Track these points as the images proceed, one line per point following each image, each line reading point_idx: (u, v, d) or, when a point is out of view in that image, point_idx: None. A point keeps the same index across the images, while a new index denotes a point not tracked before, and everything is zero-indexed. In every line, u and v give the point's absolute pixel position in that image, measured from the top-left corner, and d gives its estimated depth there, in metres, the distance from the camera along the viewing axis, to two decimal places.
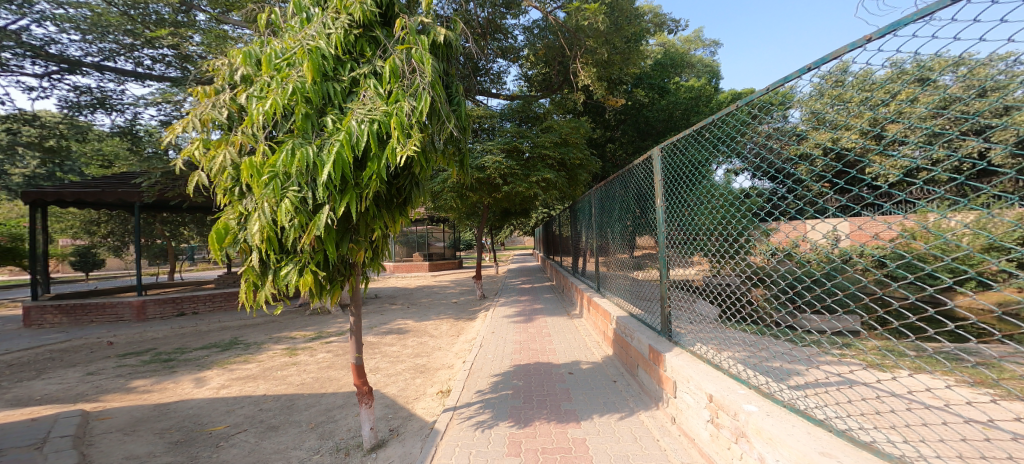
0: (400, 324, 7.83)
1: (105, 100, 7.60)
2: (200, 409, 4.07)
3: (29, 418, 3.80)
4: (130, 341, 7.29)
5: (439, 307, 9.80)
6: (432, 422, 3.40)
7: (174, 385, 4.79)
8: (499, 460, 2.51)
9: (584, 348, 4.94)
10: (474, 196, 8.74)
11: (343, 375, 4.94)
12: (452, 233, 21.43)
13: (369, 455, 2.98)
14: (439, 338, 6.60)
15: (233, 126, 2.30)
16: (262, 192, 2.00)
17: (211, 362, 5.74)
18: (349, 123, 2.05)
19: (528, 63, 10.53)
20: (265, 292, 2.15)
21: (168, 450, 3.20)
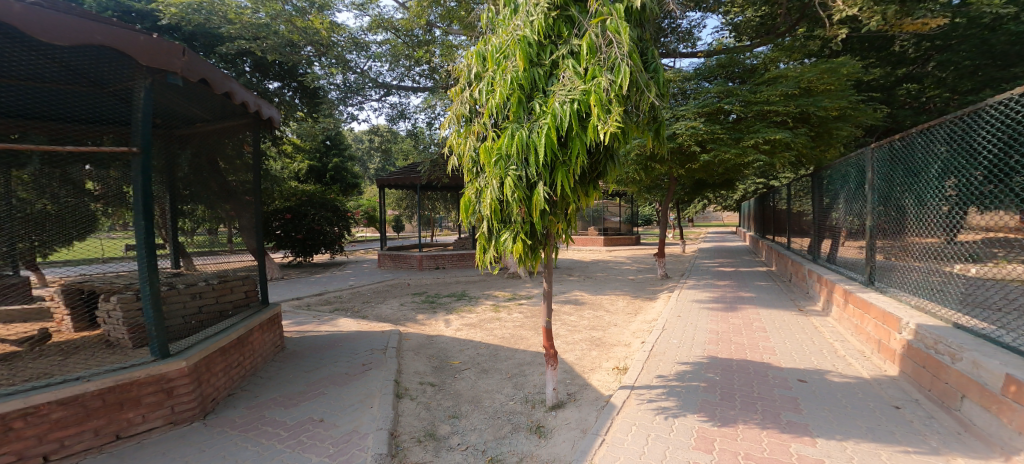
0: (575, 295, 8.16)
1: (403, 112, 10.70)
2: (446, 345, 5.26)
3: (381, 330, 5.87)
4: (419, 283, 10.14)
5: (614, 282, 9.75)
6: (607, 397, 3.42)
7: (433, 323, 6.34)
8: (686, 452, 2.35)
9: (834, 356, 3.90)
10: (660, 168, 8.07)
11: (530, 336, 5.50)
12: (629, 207, 20.72)
13: (550, 413, 3.25)
14: (613, 315, 6.54)
15: (473, 118, 2.71)
16: (491, 171, 2.35)
17: (452, 308, 7.28)
18: (553, 105, 2.16)
19: (732, 10, 8.83)
20: (489, 255, 2.54)
21: (432, 373, 4.29)
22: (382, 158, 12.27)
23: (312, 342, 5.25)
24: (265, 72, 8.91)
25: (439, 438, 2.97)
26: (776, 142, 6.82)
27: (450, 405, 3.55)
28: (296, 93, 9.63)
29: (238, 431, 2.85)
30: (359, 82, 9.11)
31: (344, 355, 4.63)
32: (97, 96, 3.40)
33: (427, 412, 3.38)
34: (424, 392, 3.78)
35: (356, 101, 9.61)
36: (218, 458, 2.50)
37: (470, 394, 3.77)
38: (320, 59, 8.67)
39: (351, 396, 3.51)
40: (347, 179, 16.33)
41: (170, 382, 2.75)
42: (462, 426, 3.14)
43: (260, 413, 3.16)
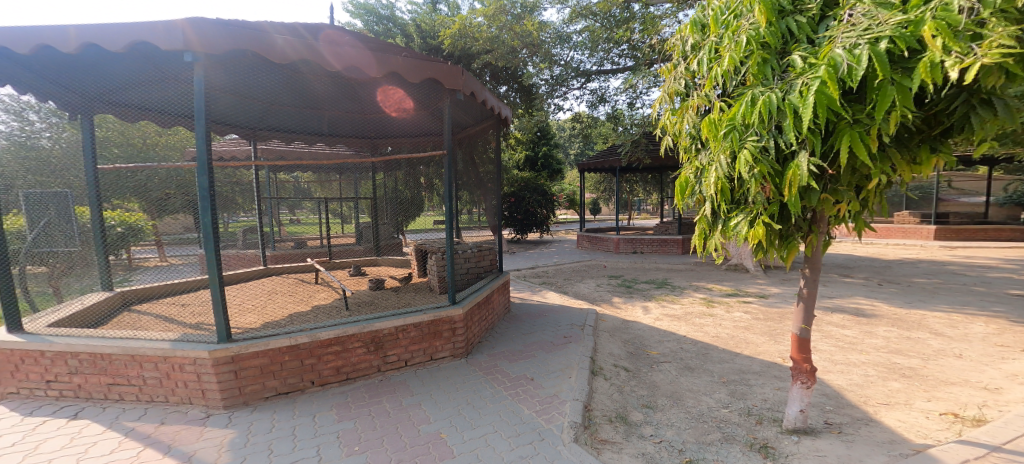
0: (859, 305, 6.41)
1: (603, 97, 10.76)
2: (643, 332, 5.17)
3: (578, 306, 6.28)
4: (614, 265, 10.22)
5: (896, 292, 7.14)
6: (908, 445, 2.61)
7: (629, 308, 6.33)
8: None
9: None
10: None
11: (760, 342, 4.71)
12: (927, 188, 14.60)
13: (789, 436, 2.77)
14: (929, 340, 4.75)
15: (689, 93, 2.47)
16: (720, 147, 2.07)
17: (652, 296, 7.05)
18: (830, 53, 1.66)
19: None
20: (713, 239, 2.32)
21: (626, 357, 4.33)
22: (582, 143, 12.77)
23: (527, 309, 6.19)
24: (497, 79, 10.81)
25: (631, 424, 2.99)
26: None
27: (646, 395, 3.50)
28: (518, 93, 11.13)
29: (482, 373, 3.84)
30: (563, 74, 9.69)
31: (550, 325, 5.28)
32: (421, 116, 5.65)
33: (620, 395, 3.45)
34: (621, 376, 3.84)
35: (561, 92, 10.27)
36: (469, 393, 3.44)
37: (669, 388, 3.60)
38: (534, 58, 9.62)
39: (554, 363, 3.99)
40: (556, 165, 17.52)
41: (455, 324, 4.09)
42: (657, 418, 3.05)
43: (495, 363, 4.09)
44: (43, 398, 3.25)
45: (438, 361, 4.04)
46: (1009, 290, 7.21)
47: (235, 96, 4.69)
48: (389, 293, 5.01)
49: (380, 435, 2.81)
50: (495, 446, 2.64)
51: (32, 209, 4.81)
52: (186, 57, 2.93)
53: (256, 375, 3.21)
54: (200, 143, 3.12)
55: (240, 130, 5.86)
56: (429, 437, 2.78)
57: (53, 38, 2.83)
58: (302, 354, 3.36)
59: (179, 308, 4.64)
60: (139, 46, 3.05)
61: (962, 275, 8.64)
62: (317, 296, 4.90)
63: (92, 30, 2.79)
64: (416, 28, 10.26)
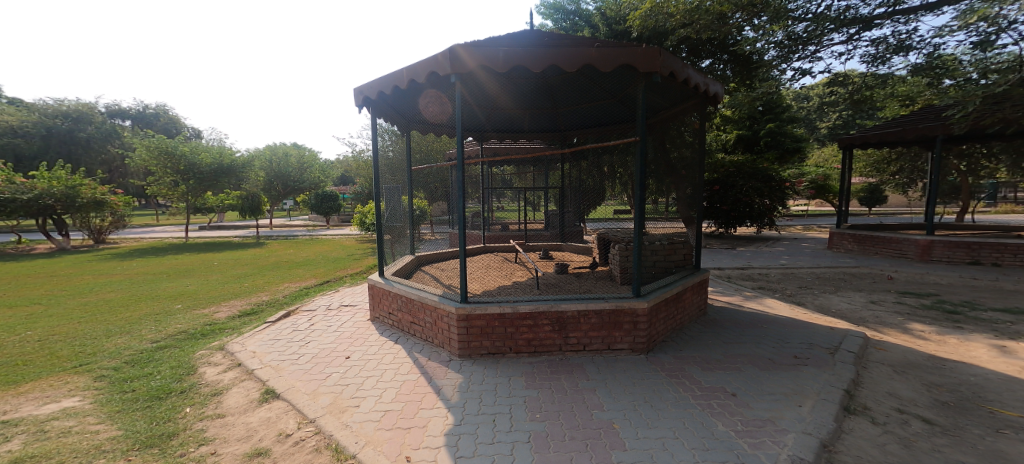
0: None
1: (903, 43, 8.04)
2: (988, 382, 3.54)
3: (828, 325, 5.00)
4: (909, 280, 7.46)
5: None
6: None
7: (960, 344, 4.45)
8: None
9: None
10: None
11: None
12: None
13: None
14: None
15: None
16: None
17: (1015, 333, 4.71)
18: None
19: None
20: None
21: (939, 408, 3.10)
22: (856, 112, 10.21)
23: (735, 317, 5.34)
24: (697, 54, 9.54)
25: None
26: None
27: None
28: (730, 65, 9.55)
29: (664, 374, 3.61)
30: (813, 30, 7.72)
31: (772, 340, 4.44)
32: (614, 104, 5.58)
33: (901, 450, 2.52)
34: (926, 432, 2.76)
35: (805, 52, 8.30)
36: (648, 391, 3.30)
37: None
38: (753, 21, 8.06)
39: (772, 385, 3.36)
40: (786, 145, 14.00)
41: (636, 317, 3.97)
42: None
43: (682, 367, 3.77)
44: (388, 321, 5.07)
45: (616, 351, 4.02)
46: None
47: (478, 107, 5.79)
48: (572, 278, 5.29)
49: (558, 409, 3.06)
50: (674, 453, 2.47)
51: (389, 195, 7.84)
52: (453, 79, 3.79)
53: (478, 334, 3.97)
54: (458, 143, 4.10)
55: (476, 133, 7.06)
56: (602, 424, 2.84)
57: (394, 81, 4.23)
58: (506, 322, 3.95)
59: (439, 271, 6.25)
60: (432, 77, 4.17)
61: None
62: (515, 274, 5.59)
63: (412, 69, 4.00)
64: (600, 16, 10.08)
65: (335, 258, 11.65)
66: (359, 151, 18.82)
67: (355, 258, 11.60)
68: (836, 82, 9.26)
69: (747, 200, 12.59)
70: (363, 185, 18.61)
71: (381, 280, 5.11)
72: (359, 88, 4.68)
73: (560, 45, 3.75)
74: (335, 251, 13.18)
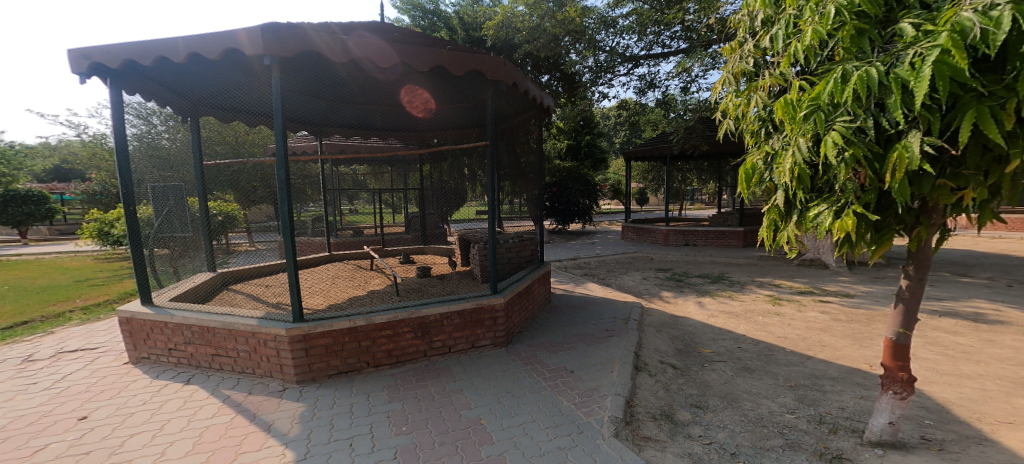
0: (977, 307, 5.69)
1: (653, 82, 10.56)
2: (696, 329, 5.03)
3: (612, 300, 6.23)
4: (660, 259, 9.93)
5: (982, 297, 6.19)
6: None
7: (680, 303, 6.16)
8: None
9: None
10: None
11: (843, 347, 4.36)
12: None
13: (867, 448, 2.57)
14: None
15: (761, 72, 2.24)
16: (798, 129, 1.74)
17: (706, 291, 6.83)
18: (946, 17, 1.36)
19: None
20: (787, 232, 1.99)
21: (674, 355, 4.24)
22: (627, 132, 12.65)
23: (566, 301, 6.20)
24: (540, 69, 10.64)
25: (677, 423, 2.95)
26: None
27: (696, 394, 3.41)
28: (562, 82, 10.98)
29: (521, 362, 3.92)
30: (609, 61, 9.49)
31: (593, 317, 5.32)
32: (469, 108, 5.74)
33: (666, 393, 3.39)
34: (667, 375, 3.75)
35: (606, 79, 10.16)
36: (509, 381, 3.52)
37: (723, 389, 3.48)
38: (576, 46, 9.40)
39: (596, 357, 4.01)
40: (595, 154, 16.71)
41: (496, 312, 4.17)
42: (706, 419, 2.98)
43: (534, 354, 4.14)
44: (166, 361, 3.91)
45: (479, 348, 4.15)
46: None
47: (304, 94, 5.11)
48: (435, 281, 5.20)
49: (425, 416, 2.98)
50: (534, 435, 2.71)
51: (157, 199, 5.62)
52: (266, 60, 3.23)
53: (323, 354, 3.53)
54: (279, 137, 3.50)
55: (313, 126, 6.31)
56: (470, 422, 2.89)
57: (162, 50, 3.26)
58: (359, 336, 3.61)
59: (264, 289, 5.27)
60: (231, 54, 3.41)
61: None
62: (370, 282, 5.21)
63: (196, 41, 3.18)
64: (458, 20, 10.28)
65: (42, 287, 8.16)
66: (95, 135, 13.56)
67: (82, 284, 8.36)
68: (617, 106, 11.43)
69: (575, 201, 14.71)
70: (98, 182, 13.48)
71: (143, 310, 3.89)
72: (77, 49, 3.39)
73: (409, 42, 3.63)
74: (46, 277, 9.24)
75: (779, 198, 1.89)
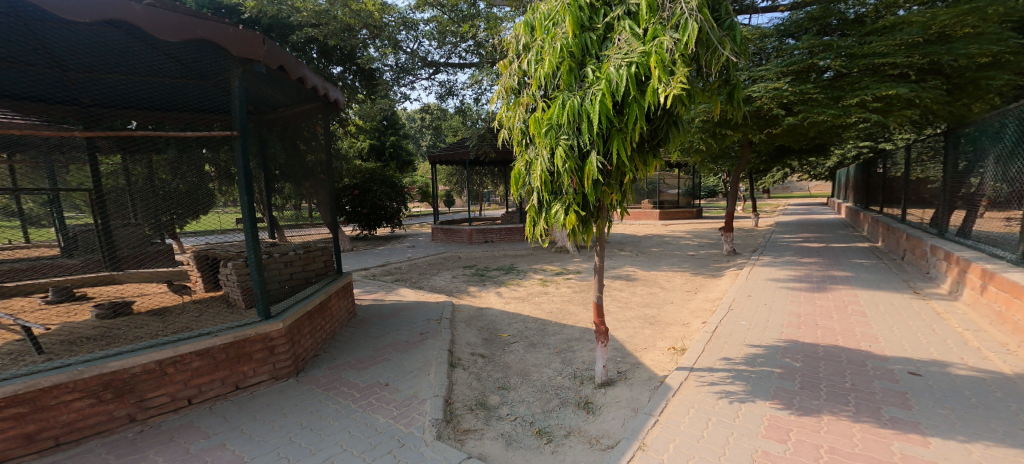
0: (640, 269, 8.24)
1: (450, 89, 11.11)
2: (497, 317, 5.54)
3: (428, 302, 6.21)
4: (469, 256, 10.58)
5: (629, 263, 8.99)
6: (660, 376, 3.47)
7: (485, 296, 6.68)
8: (750, 437, 2.37)
9: (959, 347, 3.51)
10: (733, 134, 7.53)
11: (578, 312, 5.56)
12: (689, 179, 19.39)
13: (600, 389, 3.34)
14: (669, 292, 6.53)
15: (521, 90, 2.66)
16: (542, 142, 2.31)
17: (502, 281, 7.63)
18: (607, 70, 2.06)
19: None
20: (539, 227, 2.54)
21: (482, 344, 4.54)
22: (432, 134, 12.59)
23: (378, 311, 5.83)
24: (329, 57, 9.55)
25: (490, 408, 3.16)
26: (890, 98, 6.00)
27: (500, 376, 3.75)
28: (359, 76, 10.27)
29: (322, 389, 3.38)
30: (409, 63, 9.44)
31: (406, 323, 5.18)
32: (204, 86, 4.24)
33: (479, 383, 3.59)
34: (476, 363, 4.01)
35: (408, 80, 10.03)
36: (306, 414, 2.99)
37: (519, 366, 3.95)
38: (375, 41, 8.98)
39: (412, 363, 3.91)
40: (403, 157, 16.99)
41: (271, 342, 3.33)
42: (512, 397, 3.31)
43: (339, 374, 3.70)
44: None
45: (249, 389, 3.23)
46: (699, 251, 10.31)
47: None
48: (149, 319, 4.03)
49: None
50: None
51: None
52: None
53: None
54: None
55: None
56: None
57: None
58: None
59: None
60: None
61: (684, 243, 11.76)
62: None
63: None
64: None
65: None
66: None
67: None
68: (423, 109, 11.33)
69: (382, 204, 14.00)
70: None
71: None
72: None
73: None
74: None
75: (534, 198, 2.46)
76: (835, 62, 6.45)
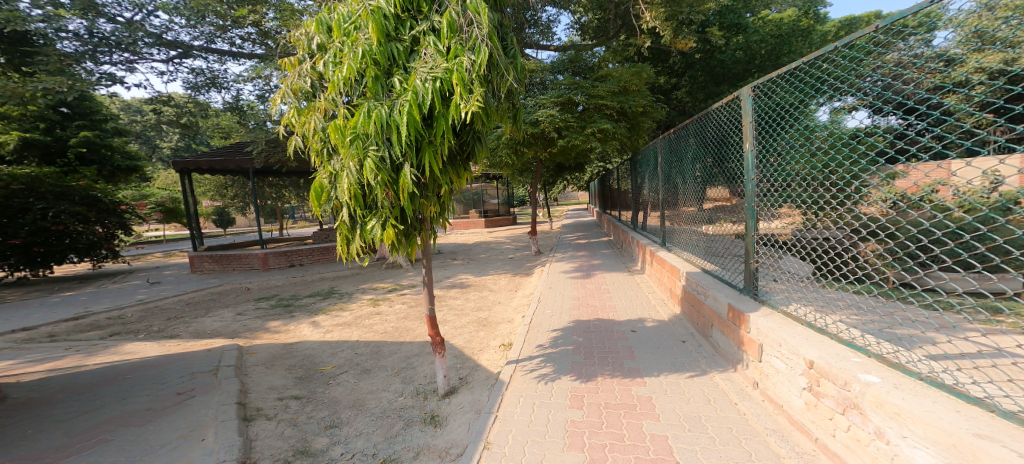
0: (464, 277, 8.60)
1: (215, 80, 8.73)
2: (314, 350, 4.85)
3: (202, 348, 4.82)
4: (261, 287, 8.79)
5: (461, 271, 9.33)
6: (496, 374, 3.73)
7: (295, 328, 5.74)
8: (561, 410, 2.81)
9: (649, 306, 5.04)
10: (528, 152, 8.81)
11: (416, 327, 5.47)
12: (505, 189, 21.53)
13: (443, 400, 3.37)
14: (497, 293, 7.10)
15: (317, 94, 2.46)
16: (347, 153, 2.18)
17: (318, 308, 6.74)
18: (414, 83, 2.13)
19: (580, 10, 9.65)
20: (354, 245, 2.40)
21: (296, 384, 3.90)
22: (182, 136, 10.22)
23: (69, 382, 3.95)
24: None
25: (315, 454, 2.76)
26: (606, 132, 8.19)
27: (327, 414, 3.31)
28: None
29: None
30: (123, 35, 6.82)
31: (142, 387, 3.75)
32: None
33: (295, 429, 3.08)
34: (295, 407, 3.44)
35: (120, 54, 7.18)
36: None
37: (350, 398, 3.58)
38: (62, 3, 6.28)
39: (167, 433, 2.94)
40: (114, 161, 11.50)
41: None
42: (344, 434, 2.98)
43: None
44: None
45: None
46: (519, 253, 11.57)
47: None
48: None
49: None
50: None
51: None
52: None
53: None
54: None
55: None
56: None
57: None
58: None
59: None
60: None
61: (503, 247, 12.95)
62: None
63: None
64: None
65: None
66: None
67: None
68: (159, 101, 8.24)
69: (58, 228, 9.55)
70: None
71: None
72: None
73: None
74: None
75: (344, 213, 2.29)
76: (572, 97, 8.22)
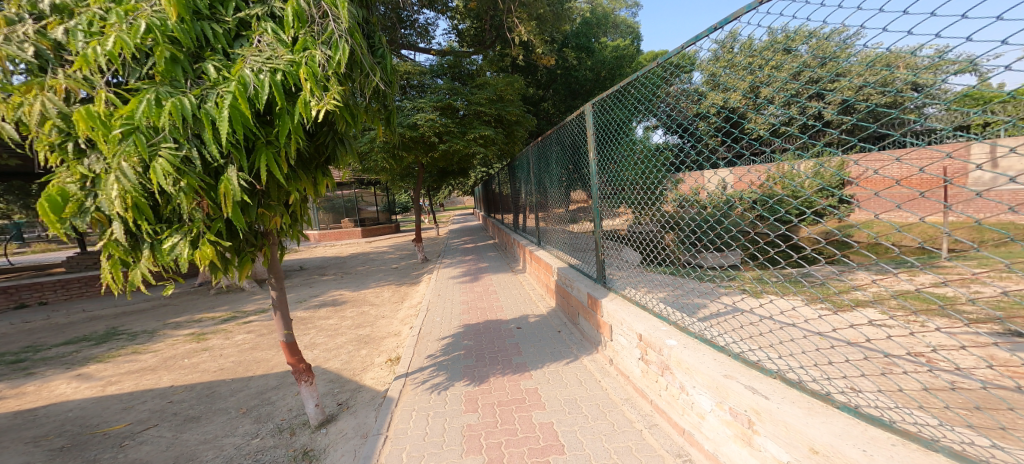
0: (336, 294, 7.77)
1: None
2: (85, 410, 3.68)
3: None
4: None
5: (334, 287, 8.44)
6: (384, 391, 3.45)
7: (38, 388, 4.28)
8: (456, 417, 2.73)
9: (531, 302, 5.34)
10: (407, 156, 8.45)
11: (270, 356, 4.71)
12: (386, 196, 20.32)
13: (319, 431, 2.96)
14: (379, 307, 6.62)
15: (47, 69, 1.85)
16: (117, 151, 1.69)
17: (84, 359, 5.14)
18: (241, 72, 1.81)
19: (457, 16, 9.66)
20: (137, 271, 1.88)
21: (53, 458, 2.91)
22: None
23: None
24: None
25: None
26: (489, 138, 8.44)
27: None
28: None
29: None
30: None
31: None
32: None
33: None
34: None
35: None
36: None
37: (168, 455, 2.87)
38: None
39: None
40: None
41: None
42: None
43: None
44: None
45: None
46: (403, 262, 11.03)
47: None
48: None
49: None
50: None
51: None
52: None
53: None
54: None
55: None
56: None
57: None
58: None
59: None
60: None
61: (377, 258, 12.12)
62: None
63: None
64: None
65: None
66: None
67: None
68: None
69: None
70: None
71: None
72: None
73: None
74: None
75: (117, 228, 1.77)
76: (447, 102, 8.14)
